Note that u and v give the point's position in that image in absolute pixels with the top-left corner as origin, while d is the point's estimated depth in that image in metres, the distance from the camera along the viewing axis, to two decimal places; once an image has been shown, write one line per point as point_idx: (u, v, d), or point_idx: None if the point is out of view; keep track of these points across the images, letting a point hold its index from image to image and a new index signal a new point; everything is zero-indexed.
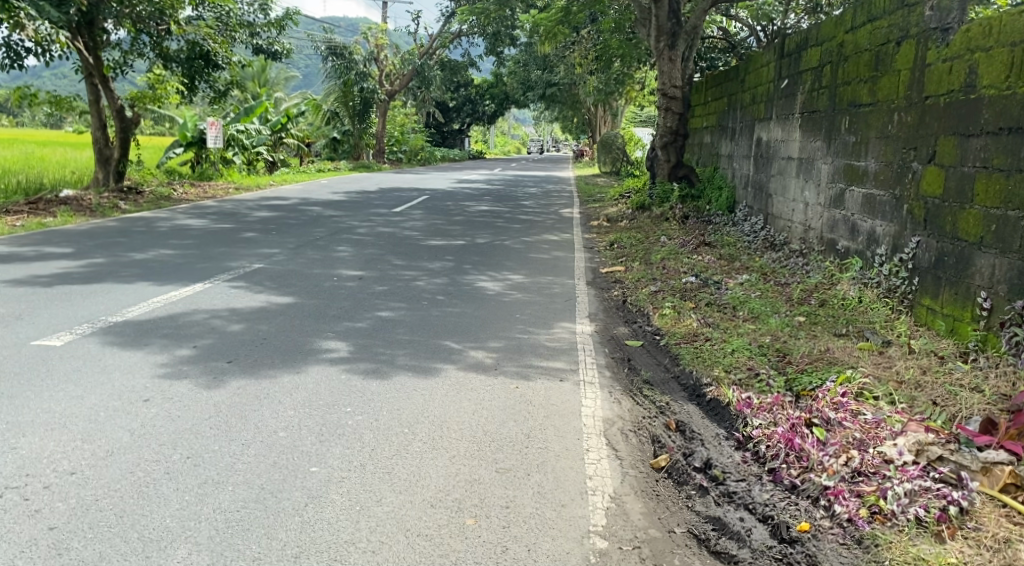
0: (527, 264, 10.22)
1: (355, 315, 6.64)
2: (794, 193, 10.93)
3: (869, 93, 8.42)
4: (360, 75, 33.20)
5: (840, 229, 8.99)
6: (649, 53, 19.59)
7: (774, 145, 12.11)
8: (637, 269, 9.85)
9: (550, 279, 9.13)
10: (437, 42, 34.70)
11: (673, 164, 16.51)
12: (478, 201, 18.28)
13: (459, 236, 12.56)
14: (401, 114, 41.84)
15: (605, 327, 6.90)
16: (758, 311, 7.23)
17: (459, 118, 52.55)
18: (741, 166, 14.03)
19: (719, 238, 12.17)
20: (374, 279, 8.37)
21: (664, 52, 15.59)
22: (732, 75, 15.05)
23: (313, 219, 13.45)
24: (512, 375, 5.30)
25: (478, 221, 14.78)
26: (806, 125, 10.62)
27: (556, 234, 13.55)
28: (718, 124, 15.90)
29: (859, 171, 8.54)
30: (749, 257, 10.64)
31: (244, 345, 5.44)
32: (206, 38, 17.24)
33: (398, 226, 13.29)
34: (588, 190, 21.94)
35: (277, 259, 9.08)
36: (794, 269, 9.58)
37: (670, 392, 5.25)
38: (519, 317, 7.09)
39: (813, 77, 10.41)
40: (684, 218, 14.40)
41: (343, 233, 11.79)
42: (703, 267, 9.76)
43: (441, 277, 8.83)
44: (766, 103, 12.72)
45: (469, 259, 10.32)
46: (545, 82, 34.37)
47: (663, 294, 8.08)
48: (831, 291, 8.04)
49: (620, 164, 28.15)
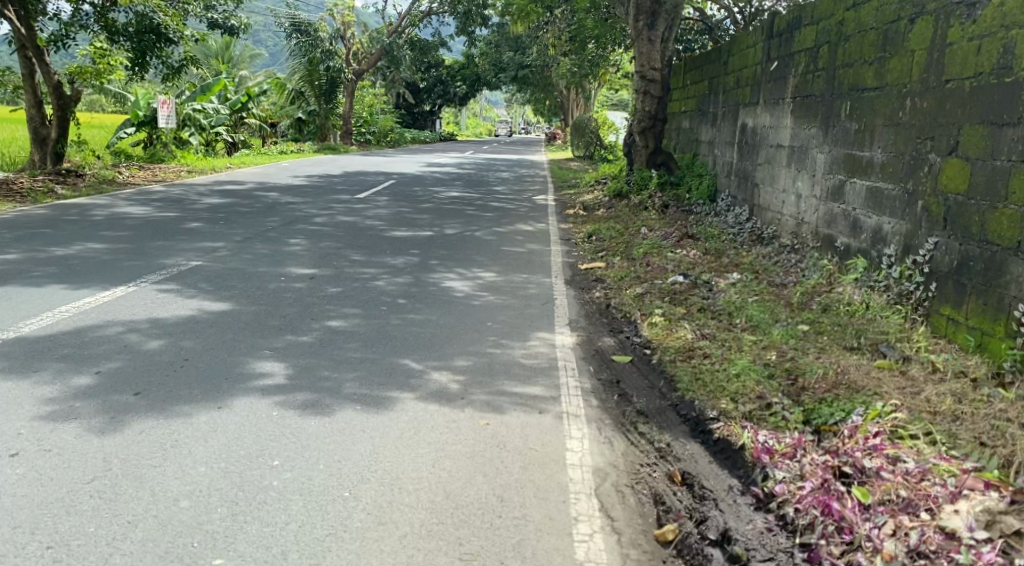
0: (500, 259, 9.36)
1: (300, 327, 5.78)
2: (785, 183, 10.15)
3: (874, 76, 7.61)
4: (326, 53, 32.09)
5: (839, 225, 8.23)
6: (625, 33, 18.78)
7: (762, 131, 11.31)
8: (618, 266, 9.04)
9: (525, 278, 8.29)
10: (406, 21, 33.67)
11: (652, 150, 15.67)
12: (448, 187, 17.37)
13: (425, 225, 11.68)
14: (370, 95, 40.69)
15: (587, 339, 6.06)
16: (757, 318, 6.45)
17: (429, 99, 51.38)
18: (724, 154, 13.25)
19: (703, 230, 11.38)
20: (328, 278, 7.48)
21: (642, 32, 14.77)
22: (713, 57, 14.25)
23: (267, 207, 12.48)
24: (482, 406, 4.46)
25: (446, 208, 13.89)
26: (798, 111, 9.84)
27: (530, 224, 12.71)
28: (697, 108, 15.15)
29: (863, 162, 7.74)
30: (737, 253, 9.86)
31: (160, 369, 4.59)
32: (155, 10, 16.64)
33: (360, 214, 12.37)
34: (561, 176, 21.11)
35: (220, 255, 8.16)
36: (788, 267, 8.81)
37: (668, 426, 4.45)
38: (492, 326, 6.24)
39: (808, 59, 9.59)
40: (664, 208, 13.65)
41: (298, 223, 10.86)
42: (690, 264, 8.97)
43: (403, 275, 7.95)
44: (752, 86, 11.92)
45: (435, 253, 9.44)
46: (517, 63, 33.45)
47: (650, 297, 7.27)
48: (832, 294, 7.24)
49: (594, 148, 27.34)
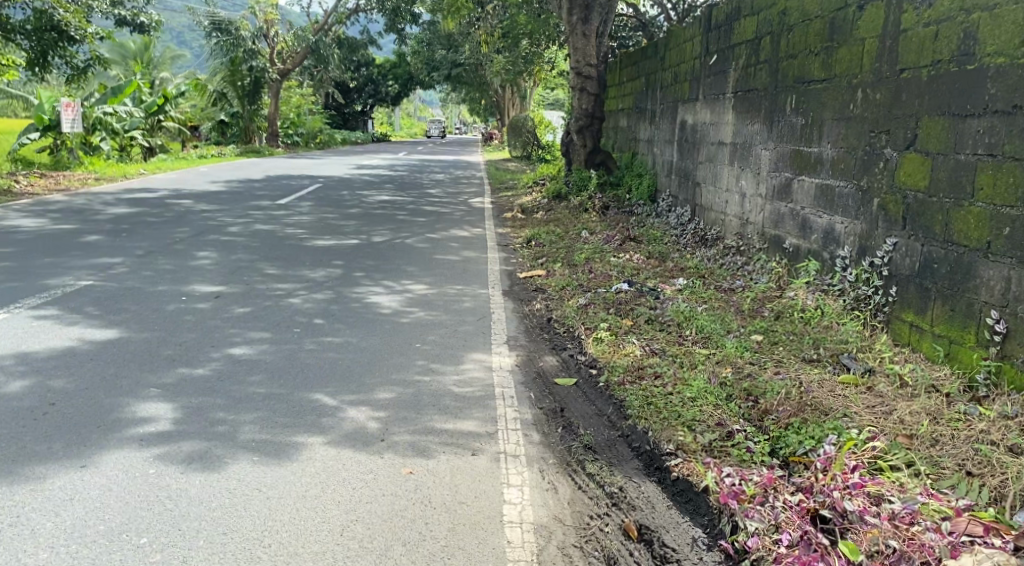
0: (432, 269, 8.74)
1: (199, 357, 5.10)
2: (728, 182, 9.75)
3: (821, 67, 7.19)
4: (249, 52, 30.85)
5: (786, 226, 7.83)
6: (559, 29, 18.29)
7: (702, 128, 10.90)
8: (558, 273, 8.50)
9: (459, 289, 7.70)
10: (333, 19, 32.65)
11: (590, 149, 15.21)
12: (378, 190, 16.65)
13: (352, 232, 11.01)
14: (298, 94, 39.51)
15: (528, 359, 5.49)
16: (709, 329, 5.97)
17: (360, 99, 50.34)
18: (663, 153, 12.83)
19: (645, 233, 10.95)
20: (237, 297, 6.77)
21: (577, 27, 14.28)
22: (649, 53, 13.84)
23: (179, 216, 11.64)
24: (405, 449, 3.88)
25: (375, 213, 13.20)
26: (739, 106, 9.45)
27: (464, 228, 12.11)
28: (634, 106, 14.75)
29: (811, 159, 7.33)
30: (681, 257, 9.44)
31: (17, 420, 3.92)
32: (55, 6, 15.92)
33: (281, 222, 11.61)
34: (498, 176, 20.56)
35: (117, 273, 7.39)
36: (736, 271, 8.40)
37: (620, 462, 3.91)
38: (421, 348, 5.63)
39: (749, 52, 9.20)
40: (604, 209, 13.22)
41: (211, 233, 10.08)
42: (633, 270, 8.49)
43: (324, 290, 7.28)
44: (691, 81, 11.51)
45: (361, 263, 8.78)
46: (450, 62, 32.82)
47: (594, 308, 6.75)
48: (784, 300, 6.80)
49: (530, 148, 26.86)
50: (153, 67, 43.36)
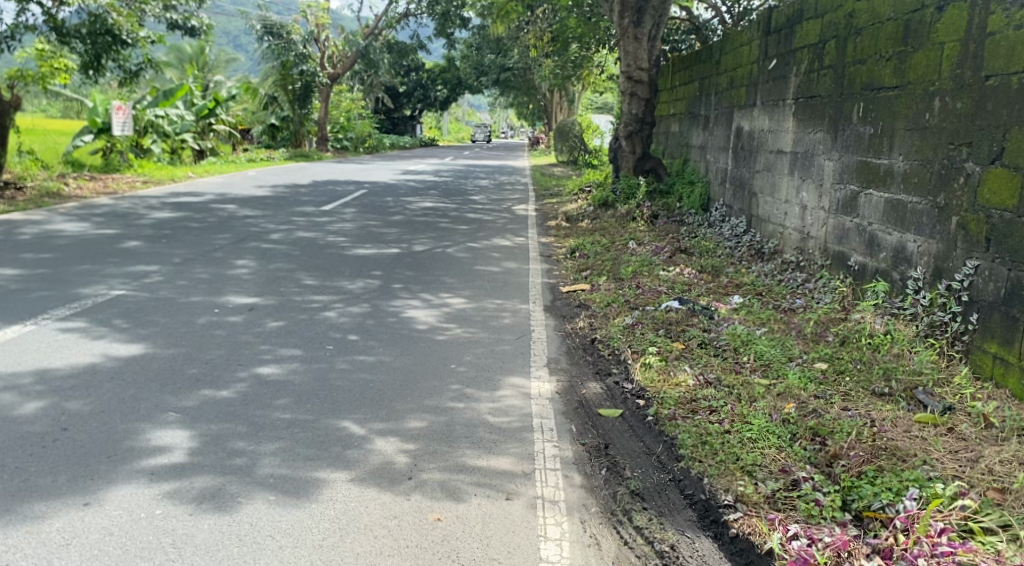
0: (472, 280, 8.42)
1: (224, 378, 4.81)
2: (787, 193, 9.27)
3: (893, 73, 6.72)
4: (299, 56, 30.93)
5: (853, 243, 7.37)
6: (611, 33, 17.88)
7: (761, 136, 10.42)
8: (604, 288, 8.12)
9: (499, 304, 7.35)
10: (383, 23, 32.45)
11: (639, 156, 14.78)
12: (422, 196, 16.41)
13: (394, 240, 10.74)
14: (347, 98, 39.61)
15: (568, 386, 5.12)
16: (769, 357, 5.57)
17: (409, 103, 50.31)
18: (717, 161, 12.36)
19: (696, 245, 10.52)
20: (271, 310, 6.50)
21: (628, 29, 13.88)
22: (704, 57, 13.38)
23: (222, 221, 11.49)
24: (433, 491, 3.55)
25: (417, 221, 12.94)
26: (801, 113, 8.98)
27: (507, 237, 11.78)
28: (687, 111, 14.28)
29: (881, 171, 6.87)
30: (736, 271, 9.00)
31: (24, 448, 3.68)
32: (108, 10, 15.93)
33: (322, 229, 11.40)
34: (544, 182, 20.21)
35: (150, 281, 7.19)
36: (795, 289, 7.95)
37: (671, 514, 3.55)
38: (456, 369, 5.29)
39: (813, 56, 8.72)
40: (652, 218, 12.83)
41: (251, 240, 9.88)
42: (685, 285, 8.09)
43: (359, 303, 6.99)
44: (748, 86, 11.04)
45: (400, 274, 8.49)
46: (499, 65, 32.58)
47: (643, 329, 6.36)
48: (849, 324, 6.34)
49: (578, 153, 26.48)
50: (207, 70, 43.86)
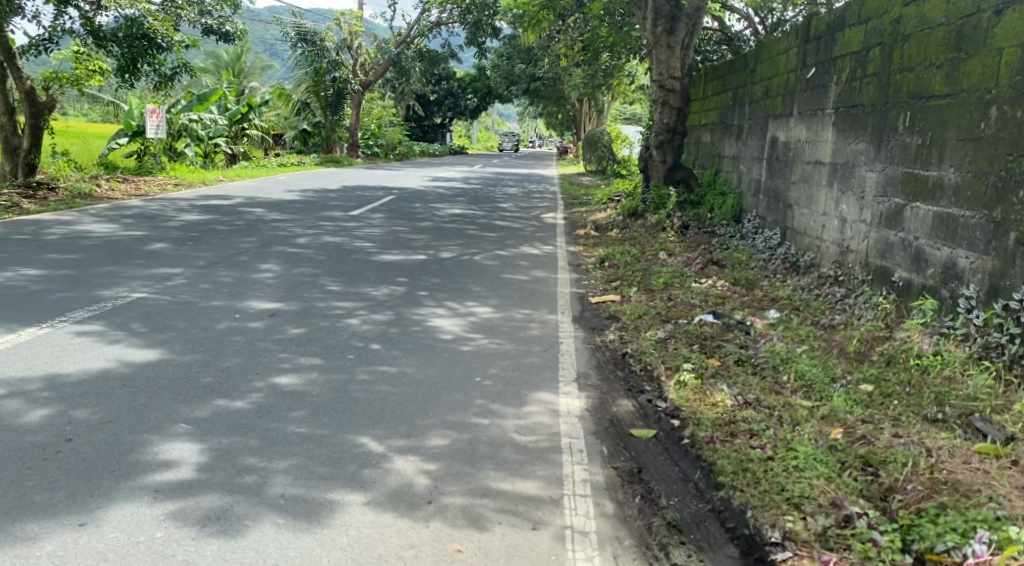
0: (498, 289, 8.17)
1: (239, 386, 4.58)
2: (825, 205, 8.95)
3: (945, 80, 6.42)
4: (332, 63, 30.93)
5: (897, 257, 7.04)
6: (643, 42, 17.67)
7: (797, 146, 10.11)
8: (635, 299, 7.84)
9: (527, 314, 7.09)
10: (415, 30, 32.48)
11: (670, 165, 14.41)
12: (450, 203, 16.21)
13: (420, 247, 10.52)
14: (378, 106, 39.62)
15: (598, 403, 4.84)
16: (812, 377, 5.26)
17: (439, 112, 50.29)
18: (751, 171, 12.04)
19: (729, 257, 10.22)
20: (292, 316, 6.29)
21: (661, 37, 13.67)
22: (738, 66, 13.09)
23: (248, 225, 11.34)
24: (455, 518, 3.30)
25: (445, 227, 12.73)
26: (841, 123, 8.67)
27: (535, 245, 11.53)
28: (720, 120, 13.98)
29: (928, 184, 6.56)
30: (771, 285, 8.68)
31: (24, 460, 3.49)
32: (144, 14, 15.82)
33: (350, 234, 11.21)
34: (573, 191, 19.96)
35: (172, 284, 7.01)
36: (835, 304, 7.63)
37: (712, 551, 3.31)
38: (482, 382, 5.04)
39: (855, 64, 8.42)
40: (683, 228, 12.53)
41: (277, 245, 9.71)
42: (719, 298, 7.79)
43: (383, 310, 6.76)
44: (785, 95, 10.73)
45: (425, 281, 8.27)
46: (528, 74, 32.45)
47: (676, 344, 6.07)
48: (894, 343, 6.02)
49: (607, 163, 26.21)
50: (241, 76, 44.10)
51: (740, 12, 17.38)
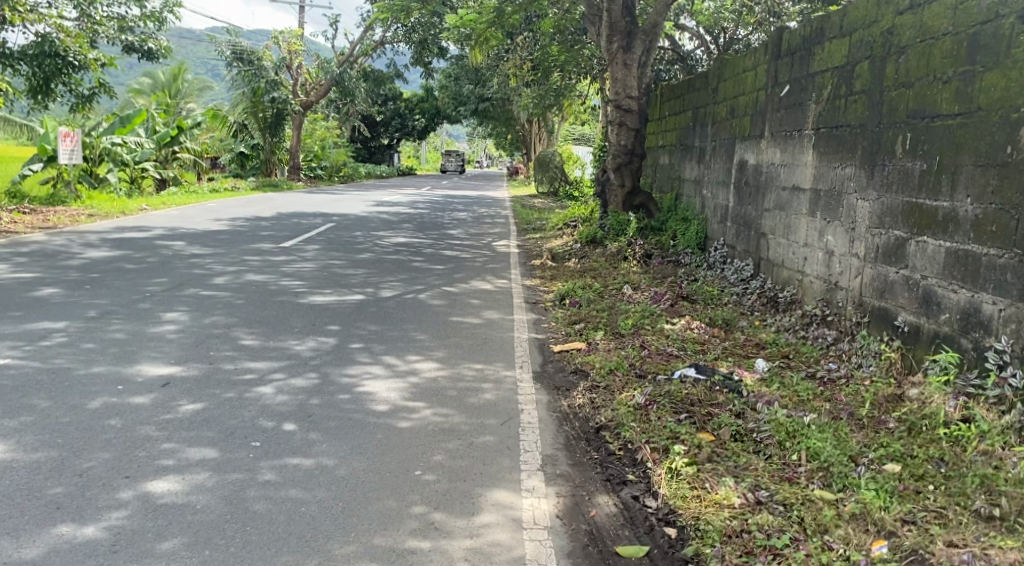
0: (445, 336, 7.14)
1: (98, 499, 3.58)
2: (807, 236, 8.08)
3: (955, 97, 5.62)
4: (271, 83, 29.65)
5: (899, 299, 6.21)
6: (595, 60, 16.83)
7: (770, 170, 9.26)
8: (601, 346, 6.88)
9: (478, 369, 6.09)
10: (359, 49, 31.31)
11: (628, 190, 13.51)
12: (394, 231, 15.15)
13: (358, 284, 9.47)
14: (322, 127, 38.31)
15: (571, 504, 3.91)
16: (828, 456, 4.35)
17: (386, 132, 49.08)
18: (716, 196, 11.19)
19: (699, 290, 9.34)
20: (191, 386, 5.18)
21: (617, 55, 12.82)
22: (698, 85, 12.30)
23: (162, 262, 10.14)
24: None
25: (387, 259, 11.68)
26: (822, 144, 7.83)
27: (487, 279, 10.54)
28: (679, 141, 13.15)
29: (937, 217, 5.74)
30: (750, 326, 7.79)
31: None
32: (55, 29, 14.68)
33: (279, 270, 10.08)
34: (525, 215, 19.01)
35: (49, 343, 5.87)
36: (829, 351, 6.80)
37: None
38: (422, 477, 4.05)
39: (838, 80, 7.58)
40: (646, 258, 11.65)
41: (192, 286, 8.58)
42: (699, 345, 6.86)
43: (305, 372, 5.69)
44: (754, 115, 9.90)
45: (361, 328, 7.20)
46: (477, 93, 31.66)
47: (659, 409, 5.09)
48: (912, 405, 5.13)
49: (558, 185, 25.43)
50: (177, 97, 42.50)
51: (692, 31, 16.71)
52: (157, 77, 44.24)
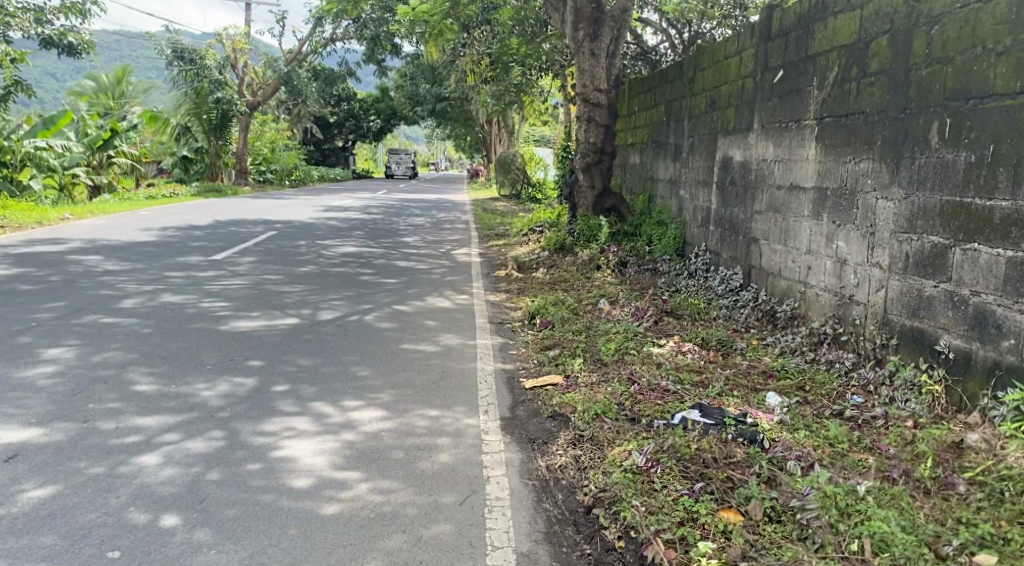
0: (392, 371, 5.88)
1: None
2: (810, 242, 7.01)
3: (1016, 73, 4.65)
4: (215, 82, 28.07)
5: (940, 319, 5.15)
6: (558, 53, 15.73)
7: (762, 167, 8.17)
8: (584, 380, 5.73)
9: (432, 417, 4.88)
10: (308, 48, 29.95)
11: (599, 192, 12.37)
12: (343, 239, 13.88)
13: (294, 303, 8.23)
14: (272, 130, 36.79)
15: None
16: (903, 545, 3.30)
17: (340, 135, 47.62)
18: (695, 198, 10.11)
19: (683, 304, 8.24)
20: (47, 459, 3.94)
21: (583, 44, 11.70)
22: (671, 76, 11.22)
23: (67, 282, 8.80)
24: None
25: (331, 273, 10.38)
26: (828, 136, 6.76)
27: (444, 294, 9.33)
28: (651, 138, 12.07)
29: (995, 220, 4.74)
30: (749, 348, 6.68)
31: None
32: None
33: (203, 288, 8.75)
34: (485, 220, 17.84)
35: None
36: (850, 381, 5.71)
37: None
38: None
39: (846, 60, 6.51)
40: (620, 266, 10.55)
41: (93, 311, 7.29)
42: (698, 378, 5.75)
43: (207, 431, 4.45)
44: (739, 107, 8.84)
45: (289, 364, 5.95)
46: (434, 93, 30.58)
47: (667, 471, 3.95)
48: (984, 460, 4.05)
49: (520, 186, 24.35)
50: (120, 99, 40.91)
51: (655, 24, 15.60)
52: (100, 80, 42.58)
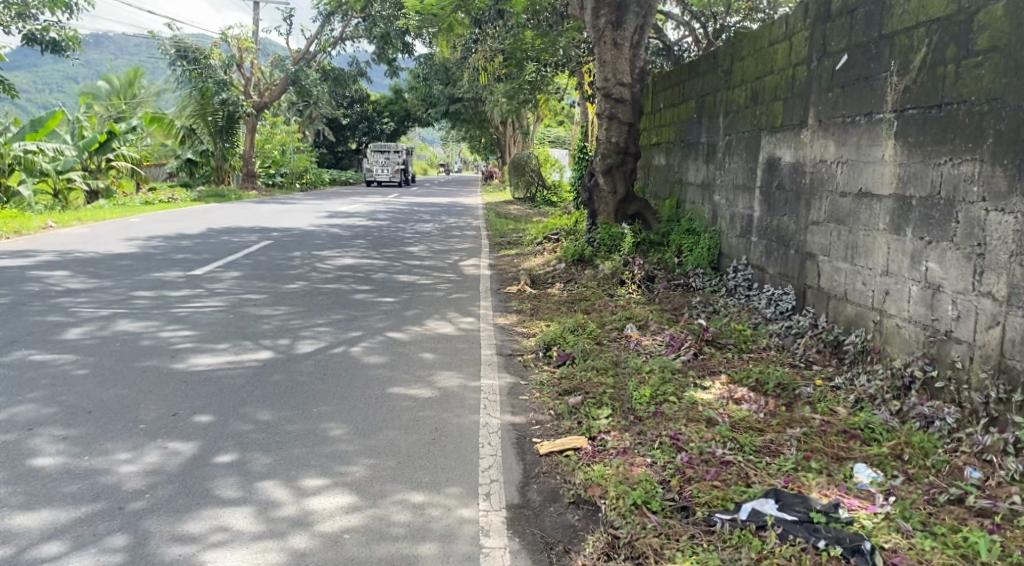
0: (373, 429, 4.66)
1: None
2: (888, 261, 5.73)
3: None
4: (220, 83, 26.78)
5: None
6: (577, 47, 14.47)
7: (819, 170, 6.89)
8: (615, 442, 4.51)
9: (415, 505, 3.72)
10: (316, 47, 28.77)
11: (622, 197, 11.08)
12: (342, 249, 12.69)
13: (271, 329, 7.04)
14: (282, 132, 35.70)
15: None
16: None
17: (354, 137, 46.49)
18: (733, 204, 8.83)
19: (725, 330, 6.95)
20: None
21: (605, 32, 10.47)
22: (704, 68, 9.94)
23: (15, 304, 7.67)
24: None
25: (322, 290, 9.18)
26: (913, 132, 5.48)
27: (448, 317, 8.10)
28: (679, 138, 10.80)
29: None
30: (816, 393, 5.39)
31: None
32: None
33: (170, 312, 7.58)
34: (498, 226, 16.59)
35: None
36: (957, 446, 4.46)
37: None
38: None
39: (937, 39, 5.25)
40: (647, 282, 9.29)
41: (26, 345, 6.14)
42: (761, 441, 4.50)
43: (109, 537, 3.36)
44: (789, 99, 7.55)
45: (245, 417, 4.77)
46: (447, 93, 29.42)
47: None
48: None
49: (535, 189, 23.11)
50: (131, 102, 40.03)
51: (678, 17, 14.21)
52: (111, 82, 41.72)
